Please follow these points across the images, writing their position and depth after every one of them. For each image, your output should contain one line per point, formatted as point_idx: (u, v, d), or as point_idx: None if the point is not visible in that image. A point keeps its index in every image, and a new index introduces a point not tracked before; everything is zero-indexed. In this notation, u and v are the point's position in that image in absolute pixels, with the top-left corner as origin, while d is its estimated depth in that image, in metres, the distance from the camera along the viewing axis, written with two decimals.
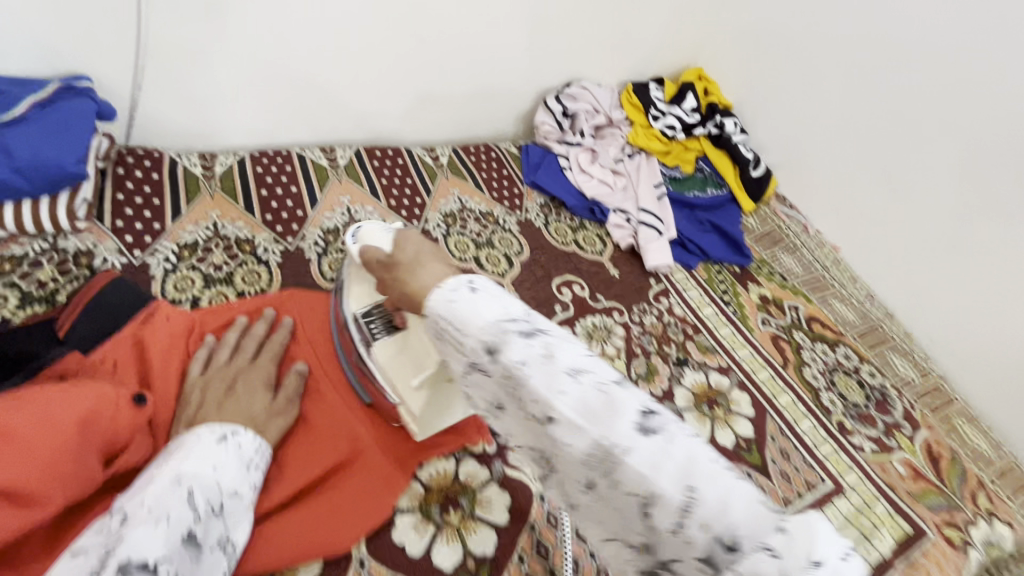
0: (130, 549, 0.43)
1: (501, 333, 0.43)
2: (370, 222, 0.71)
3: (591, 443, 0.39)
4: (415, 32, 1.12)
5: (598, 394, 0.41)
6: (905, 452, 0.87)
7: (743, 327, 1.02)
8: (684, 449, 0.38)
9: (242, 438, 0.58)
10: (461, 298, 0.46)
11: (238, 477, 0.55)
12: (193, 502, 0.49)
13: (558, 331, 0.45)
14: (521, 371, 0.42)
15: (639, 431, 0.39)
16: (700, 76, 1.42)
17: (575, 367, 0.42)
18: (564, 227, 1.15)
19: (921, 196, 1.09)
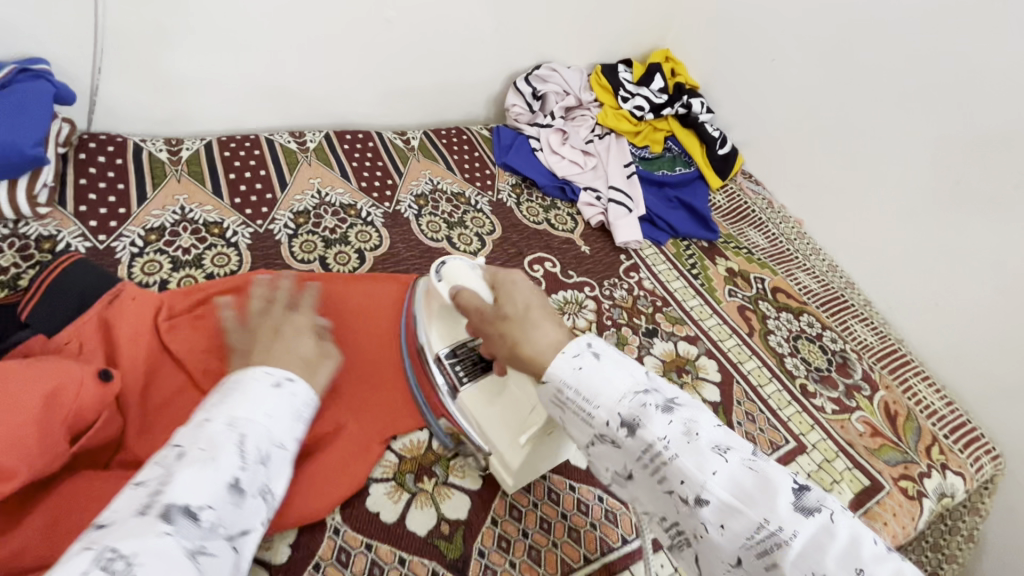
0: (180, 489, 0.43)
1: (640, 408, 0.50)
2: (455, 258, 0.73)
3: (753, 524, 0.45)
4: (380, 14, 1.12)
5: (747, 471, 0.47)
6: (864, 411, 0.91)
7: (711, 298, 1.05)
8: (840, 525, 0.44)
9: (297, 386, 0.57)
10: (588, 366, 0.53)
11: (288, 427, 0.54)
12: (242, 449, 0.49)
13: (689, 405, 0.52)
14: (666, 448, 0.49)
15: (798, 511, 0.45)
16: (666, 58, 1.45)
17: (718, 445, 0.49)
18: (536, 207, 1.17)
19: (878, 167, 1.13)
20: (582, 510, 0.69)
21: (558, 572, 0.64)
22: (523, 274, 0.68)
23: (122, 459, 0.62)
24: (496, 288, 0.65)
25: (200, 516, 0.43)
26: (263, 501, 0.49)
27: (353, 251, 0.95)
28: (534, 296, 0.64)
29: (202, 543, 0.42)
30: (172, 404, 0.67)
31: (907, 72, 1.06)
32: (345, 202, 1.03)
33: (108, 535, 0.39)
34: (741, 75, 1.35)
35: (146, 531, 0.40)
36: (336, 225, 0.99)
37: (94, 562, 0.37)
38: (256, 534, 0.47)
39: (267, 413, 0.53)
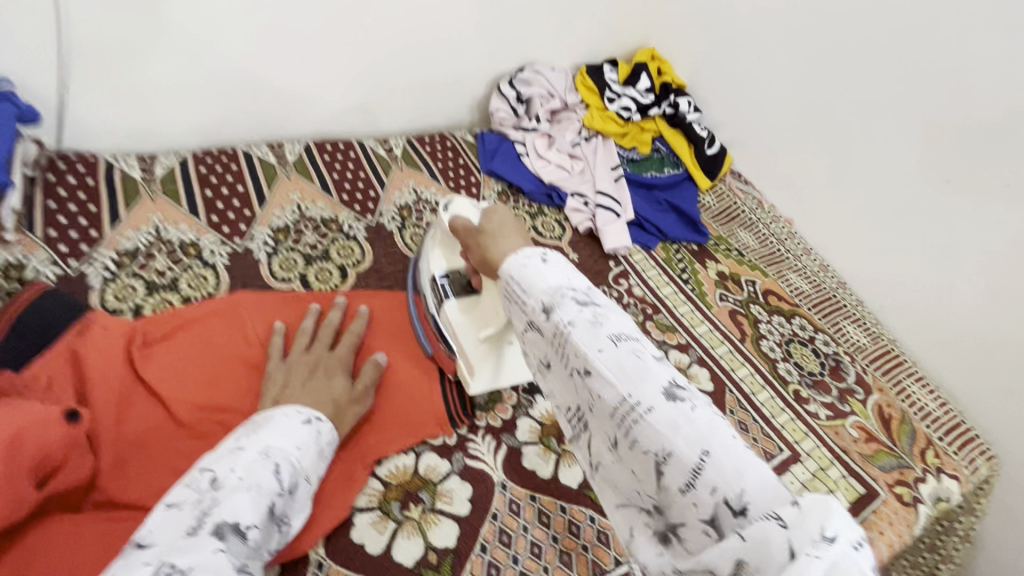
0: (228, 511, 0.48)
1: (560, 296, 0.50)
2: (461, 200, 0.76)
3: (619, 398, 0.45)
4: (355, 20, 1.09)
5: (634, 358, 0.45)
6: (858, 416, 0.90)
7: (702, 304, 1.03)
8: (709, 418, 0.42)
9: (323, 425, 0.63)
10: (532, 265, 0.53)
11: (313, 462, 0.60)
12: (278, 477, 0.54)
13: (609, 305, 0.51)
14: (568, 331, 0.48)
15: (666, 396, 0.43)
16: (653, 56, 1.43)
17: (618, 335, 0.47)
18: (522, 214, 1.15)
19: (866, 166, 1.11)
20: (573, 532, 0.68)
21: None
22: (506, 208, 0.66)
23: (95, 498, 0.60)
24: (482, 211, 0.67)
25: (245, 535, 0.48)
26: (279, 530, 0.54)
27: (334, 267, 0.93)
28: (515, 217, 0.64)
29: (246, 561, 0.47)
30: (148, 437, 0.66)
31: (893, 68, 1.04)
32: (326, 217, 1.00)
33: (161, 551, 0.43)
34: (728, 73, 1.33)
35: (201, 546, 0.44)
36: (316, 241, 0.96)
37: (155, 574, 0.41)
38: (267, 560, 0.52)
39: (297, 446, 0.58)
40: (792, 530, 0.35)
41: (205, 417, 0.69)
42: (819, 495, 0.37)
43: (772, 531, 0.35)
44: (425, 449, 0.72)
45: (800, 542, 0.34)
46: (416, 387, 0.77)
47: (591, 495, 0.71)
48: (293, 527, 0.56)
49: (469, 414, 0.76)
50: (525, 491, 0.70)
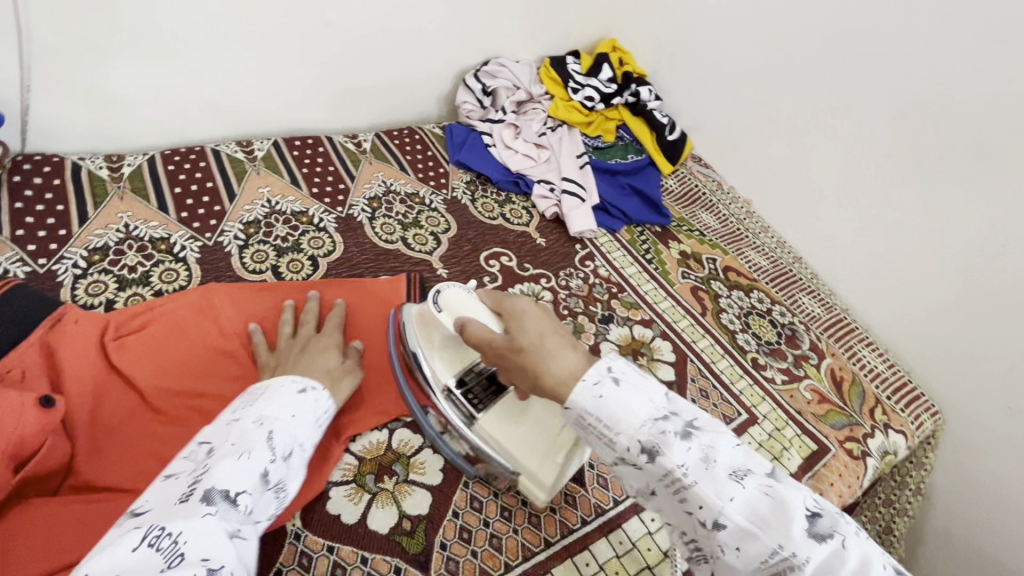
0: (219, 477, 0.49)
1: (660, 436, 0.46)
2: (450, 286, 0.69)
3: (766, 549, 0.43)
4: (320, 17, 1.11)
5: (766, 497, 0.44)
6: (812, 379, 0.95)
7: (665, 281, 1.08)
8: (850, 546, 0.43)
9: (318, 393, 0.65)
10: (609, 394, 0.48)
11: (307, 430, 0.61)
12: (271, 444, 0.55)
13: (706, 424, 0.48)
14: (684, 476, 0.45)
15: (812, 537, 0.43)
16: (614, 47, 1.47)
17: (735, 469, 0.45)
18: (490, 202, 1.18)
19: (816, 144, 1.17)
20: None
21: (519, 558, 0.65)
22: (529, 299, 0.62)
23: (72, 482, 0.62)
24: (509, 317, 0.60)
25: (235, 501, 0.49)
26: (276, 497, 0.56)
27: (305, 258, 0.95)
28: (549, 322, 0.58)
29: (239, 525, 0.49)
30: (123, 424, 0.67)
31: (836, 51, 1.10)
32: (296, 210, 1.02)
33: (152, 516, 0.46)
34: (686, 60, 1.38)
35: (190, 512, 0.46)
36: (287, 234, 0.98)
37: (144, 538, 0.43)
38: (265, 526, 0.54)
39: (291, 414, 0.60)
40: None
41: (179, 402, 0.70)
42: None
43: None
44: (398, 425, 0.75)
45: None
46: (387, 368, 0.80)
47: None
48: (290, 493, 0.58)
49: None
50: None
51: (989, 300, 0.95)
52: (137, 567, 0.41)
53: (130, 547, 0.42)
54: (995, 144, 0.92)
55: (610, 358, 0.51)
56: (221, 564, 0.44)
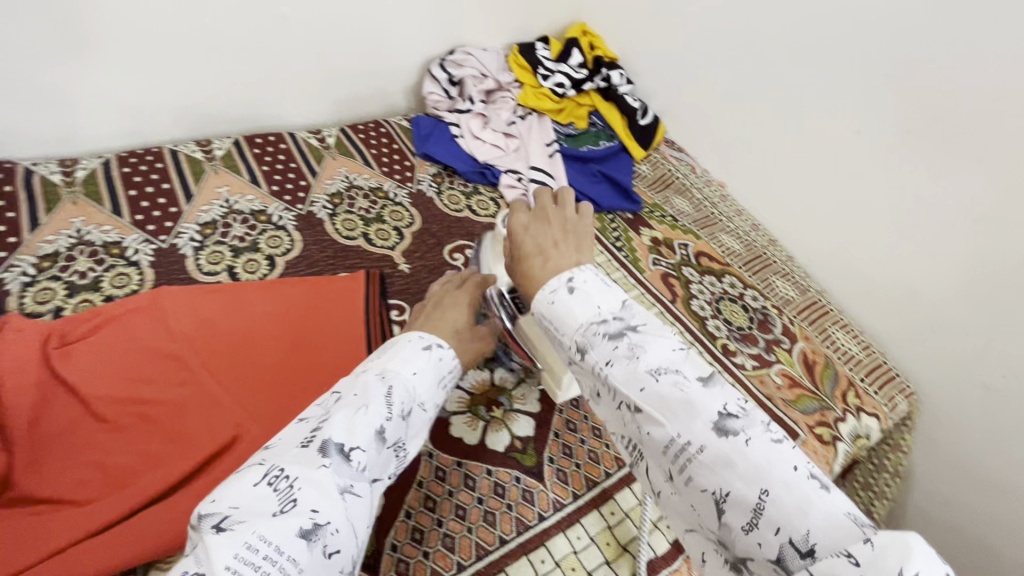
0: (338, 429, 0.51)
1: (591, 336, 0.51)
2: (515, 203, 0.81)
3: (668, 438, 0.45)
4: (273, 10, 1.08)
5: (678, 393, 0.45)
6: (783, 364, 0.93)
7: (635, 269, 1.06)
8: (765, 453, 0.42)
9: (443, 352, 0.64)
10: (559, 299, 0.54)
11: (427, 389, 0.61)
12: (388, 400, 0.56)
13: (648, 330, 0.50)
14: (607, 369, 0.49)
15: (717, 431, 0.43)
16: (584, 31, 1.44)
17: (658, 367, 0.47)
18: (457, 194, 1.16)
19: (789, 123, 1.14)
20: (498, 493, 0.70)
21: (472, 557, 0.64)
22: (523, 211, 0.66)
23: (11, 495, 0.61)
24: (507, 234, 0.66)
25: (350, 456, 0.51)
26: (396, 455, 0.57)
27: (263, 258, 0.93)
28: (551, 224, 0.63)
29: (351, 481, 0.50)
30: (63, 433, 0.66)
31: (802, 27, 1.07)
32: (255, 209, 1.00)
33: (277, 456, 0.50)
34: (656, 42, 1.34)
35: (309, 459, 0.49)
36: (245, 233, 0.96)
37: (265, 476, 0.48)
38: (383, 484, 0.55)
39: (414, 372, 0.60)
40: (866, 567, 0.34)
41: (123, 409, 0.69)
42: (897, 532, 0.35)
43: (840, 567, 0.35)
44: None
45: None
46: (341, 370, 0.78)
47: (517, 457, 0.74)
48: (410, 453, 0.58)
49: None
50: (451, 458, 0.72)
51: (960, 277, 0.93)
52: (255, 503, 0.46)
53: (253, 482, 0.47)
54: (965, 115, 0.89)
55: (576, 270, 0.56)
56: (327, 520, 0.46)
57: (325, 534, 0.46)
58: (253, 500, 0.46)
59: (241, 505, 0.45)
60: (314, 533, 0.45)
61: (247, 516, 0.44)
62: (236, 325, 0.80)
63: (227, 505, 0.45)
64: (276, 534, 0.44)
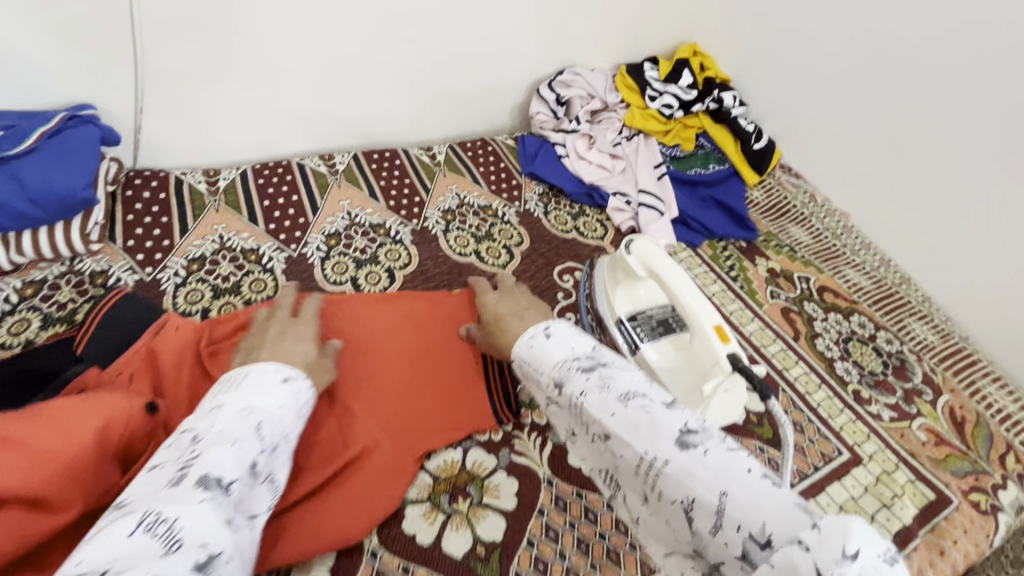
0: (210, 465, 0.48)
1: (567, 370, 0.56)
2: (641, 239, 0.81)
3: (638, 456, 0.48)
4: (401, 34, 1.12)
5: (643, 414, 0.49)
6: (926, 419, 0.85)
7: (751, 301, 1.01)
8: (723, 461, 0.44)
9: (303, 384, 0.63)
10: (539, 342, 0.60)
11: (293, 420, 0.60)
12: (260, 434, 0.54)
13: (616, 364, 0.55)
14: (581, 399, 0.53)
15: (679, 446, 0.46)
16: (695, 51, 1.40)
17: (627, 392, 0.51)
18: (564, 215, 1.15)
19: (932, 154, 1.05)
20: (620, 530, 0.69)
21: None
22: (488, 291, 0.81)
23: None
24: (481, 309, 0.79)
25: (229, 489, 0.48)
26: (267, 489, 0.54)
27: (382, 270, 0.97)
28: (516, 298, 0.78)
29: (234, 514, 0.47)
30: None
31: (954, 54, 0.99)
32: (374, 222, 1.04)
33: (146, 502, 0.44)
34: (777, 62, 1.27)
35: (186, 497, 0.45)
36: (366, 246, 1.00)
37: (140, 523, 0.42)
38: (263, 517, 0.53)
39: (279, 406, 0.58)
40: (815, 552, 0.35)
41: None
42: (842, 516, 0.37)
43: (794, 555, 0.36)
44: (473, 444, 0.75)
45: (827, 566, 0.34)
46: (463, 389, 0.79)
47: None
48: (282, 483, 0.57)
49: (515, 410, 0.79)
50: (571, 487, 0.72)
51: None
52: (134, 553, 0.40)
53: (127, 533, 0.41)
54: None
55: (553, 320, 0.63)
56: (220, 549, 0.43)
57: (219, 565, 0.42)
58: (129, 551, 0.40)
59: (118, 559, 0.39)
60: (209, 566, 0.41)
61: (128, 565, 0.39)
62: (360, 335, 0.82)
63: (101, 561, 0.39)
64: (173, 572, 0.39)
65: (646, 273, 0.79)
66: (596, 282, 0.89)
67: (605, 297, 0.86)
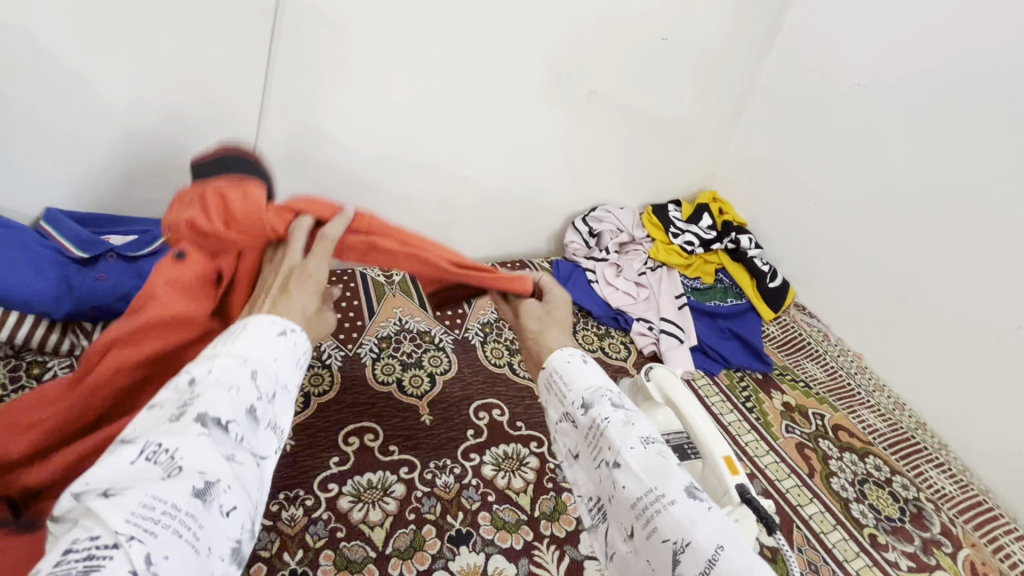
0: (209, 405, 0.48)
1: (599, 396, 0.61)
2: (659, 364, 0.91)
3: (644, 489, 0.53)
4: (464, 174, 1.34)
5: (660, 458, 0.54)
6: (945, 571, 0.87)
7: (767, 433, 1.06)
8: (723, 520, 0.50)
9: (299, 336, 0.60)
10: (575, 362, 0.66)
11: (291, 372, 0.57)
12: (256, 381, 0.52)
13: (638, 412, 0.61)
14: (605, 425, 0.58)
15: (687, 494, 0.51)
16: (714, 198, 1.60)
17: (646, 437, 0.56)
18: (590, 334, 1.27)
19: (937, 310, 1.15)
20: None
21: None
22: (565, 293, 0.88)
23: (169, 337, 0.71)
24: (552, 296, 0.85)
25: (228, 428, 0.48)
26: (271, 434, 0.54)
27: (425, 374, 1.05)
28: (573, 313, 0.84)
29: (231, 451, 0.48)
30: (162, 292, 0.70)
31: (948, 225, 1.13)
32: (422, 329, 1.15)
33: (148, 432, 0.46)
34: (790, 214, 1.43)
35: (183, 431, 0.46)
36: (412, 350, 1.10)
37: (142, 452, 0.44)
38: (270, 460, 0.52)
39: (273, 357, 0.55)
40: None
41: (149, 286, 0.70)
42: None
43: None
44: (495, 550, 0.80)
45: None
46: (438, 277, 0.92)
47: None
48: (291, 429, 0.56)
49: (536, 521, 0.85)
50: None
51: None
52: (137, 478, 0.43)
53: (128, 460, 0.43)
54: None
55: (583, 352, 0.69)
56: (217, 479, 0.45)
57: (218, 493, 0.45)
58: (130, 477, 0.43)
59: (115, 484, 0.42)
60: (208, 493, 0.44)
61: (128, 487, 0.42)
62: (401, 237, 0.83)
63: (104, 484, 0.42)
64: (169, 495, 0.42)
65: (660, 399, 0.88)
66: None
67: None
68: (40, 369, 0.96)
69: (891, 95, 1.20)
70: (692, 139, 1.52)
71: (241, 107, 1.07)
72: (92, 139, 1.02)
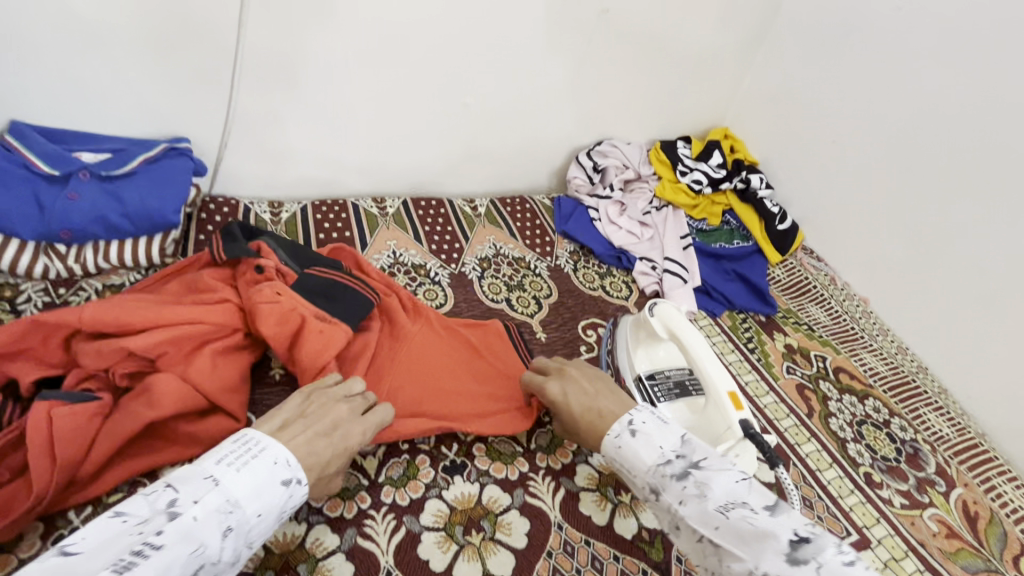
0: (162, 561, 0.46)
1: (662, 479, 0.62)
2: (663, 301, 0.86)
3: (748, 568, 0.54)
4: (461, 99, 1.25)
5: (747, 525, 0.54)
6: (938, 509, 0.87)
7: (767, 374, 1.04)
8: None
9: (298, 490, 0.60)
10: (626, 442, 0.67)
11: (263, 528, 0.56)
12: (224, 539, 0.51)
13: (710, 466, 0.61)
14: (681, 508, 0.60)
15: (791, 561, 0.51)
16: (726, 135, 1.51)
17: (723, 504, 0.57)
18: (591, 273, 1.23)
19: (952, 253, 1.11)
20: None
21: None
22: (556, 379, 0.80)
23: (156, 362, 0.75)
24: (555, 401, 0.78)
25: None
26: None
27: None
28: (586, 386, 0.78)
29: None
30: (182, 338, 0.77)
31: (974, 162, 1.06)
32: (416, 262, 1.13)
33: None
34: (806, 152, 1.35)
35: None
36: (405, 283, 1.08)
37: None
38: None
39: (259, 512, 0.55)
40: None
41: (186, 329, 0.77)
42: None
43: None
44: (489, 481, 0.79)
45: None
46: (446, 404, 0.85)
47: (644, 548, 0.76)
48: None
49: (532, 453, 0.83)
50: (580, 534, 0.76)
51: None
52: None
53: None
54: None
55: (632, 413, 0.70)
56: None
57: None
58: None
59: None
60: None
61: None
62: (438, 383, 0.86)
63: None
64: None
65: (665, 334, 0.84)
66: (612, 340, 0.92)
67: (626, 353, 0.88)
68: (12, 292, 0.89)
69: (929, 18, 1.09)
70: (706, 69, 1.42)
71: (212, 11, 0.96)
72: (47, 41, 0.91)
